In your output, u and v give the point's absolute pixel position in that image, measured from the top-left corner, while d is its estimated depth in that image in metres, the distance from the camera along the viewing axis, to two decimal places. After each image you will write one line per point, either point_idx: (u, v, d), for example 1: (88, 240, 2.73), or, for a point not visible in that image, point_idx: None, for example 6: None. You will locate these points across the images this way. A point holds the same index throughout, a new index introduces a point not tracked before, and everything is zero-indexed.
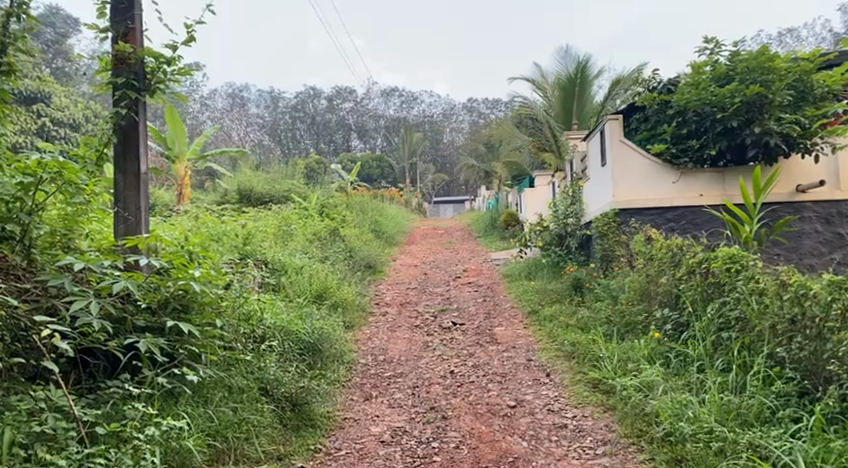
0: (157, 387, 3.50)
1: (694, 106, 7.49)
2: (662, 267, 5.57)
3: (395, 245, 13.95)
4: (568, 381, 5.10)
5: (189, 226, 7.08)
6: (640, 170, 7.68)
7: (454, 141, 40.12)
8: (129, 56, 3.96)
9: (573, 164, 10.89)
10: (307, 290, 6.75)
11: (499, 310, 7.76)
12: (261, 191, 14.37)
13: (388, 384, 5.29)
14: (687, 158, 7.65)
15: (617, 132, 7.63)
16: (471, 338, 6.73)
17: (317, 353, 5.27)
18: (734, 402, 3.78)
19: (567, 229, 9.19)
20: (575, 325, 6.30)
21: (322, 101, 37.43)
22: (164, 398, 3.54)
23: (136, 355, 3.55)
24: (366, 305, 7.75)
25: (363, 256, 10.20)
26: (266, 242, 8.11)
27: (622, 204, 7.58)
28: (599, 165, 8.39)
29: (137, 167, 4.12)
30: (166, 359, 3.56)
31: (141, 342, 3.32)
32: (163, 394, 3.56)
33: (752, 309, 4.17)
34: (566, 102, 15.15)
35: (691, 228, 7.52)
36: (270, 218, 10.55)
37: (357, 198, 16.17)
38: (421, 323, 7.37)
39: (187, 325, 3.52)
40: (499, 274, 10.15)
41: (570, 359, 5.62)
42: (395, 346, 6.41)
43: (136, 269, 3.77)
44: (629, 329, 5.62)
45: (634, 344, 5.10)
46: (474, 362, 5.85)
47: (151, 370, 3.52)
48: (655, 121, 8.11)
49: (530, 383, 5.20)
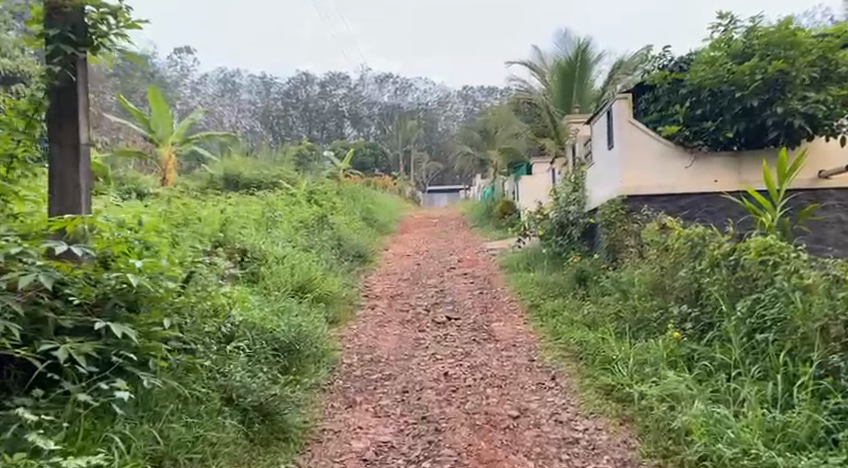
0: (83, 406, 2.86)
1: (711, 85, 6.91)
2: (679, 260, 5.05)
3: (386, 234, 13.37)
4: (578, 387, 4.54)
5: (161, 213, 6.53)
6: (652, 154, 7.07)
7: (449, 129, 39.58)
8: (64, 3, 3.36)
9: (574, 149, 10.33)
10: (287, 282, 6.22)
11: (497, 304, 7.21)
12: (248, 177, 13.84)
13: (375, 389, 4.72)
14: (702, 141, 7.09)
15: (626, 113, 7.03)
16: (467, 335, 6.17)
17: (294, 354, 4.70)
18: (779, 419, 3.23)
19: (568, 217, 8.62)
20: (581, 322, 5.77)
21: (315, 88, 35.82)
22: (95, 419, 2.90)
23: (57, 365, 2.92)
24: (353, 298, 7.20)
25: (353, 245, 9.62)
26: (247, 229, 7.50)
27: (631, 190, 6.98)
28: (604, 149, 7.80)
29: (74, 134, 3.55)
30: (95, 370, 2.98)
31: (59, 351, 2.71)
32: (94, 412, 2.92)
33: (796, 309, 3.64)
34: (566, 85, 14.45)
35: (706, 217, 6.97)
36: (254, 204, 9.93)
37: (349, 186, 15.55)
38: (413, 317, 6.81)
39: (121, 327, 2.87)
40: (496, 265, 9.60)
41: (577, 360, 5.08)
42: (384, 343, 5.86)
43: (72, 260, 3.21)
44: (642, 326, 5.09)
45: (649, 345, 4.56)
46: (470, 363, 5.28)
47: (76, 385, 2.90)
48: (666, 102, 7.51)
49: (534, 388, 4.64)
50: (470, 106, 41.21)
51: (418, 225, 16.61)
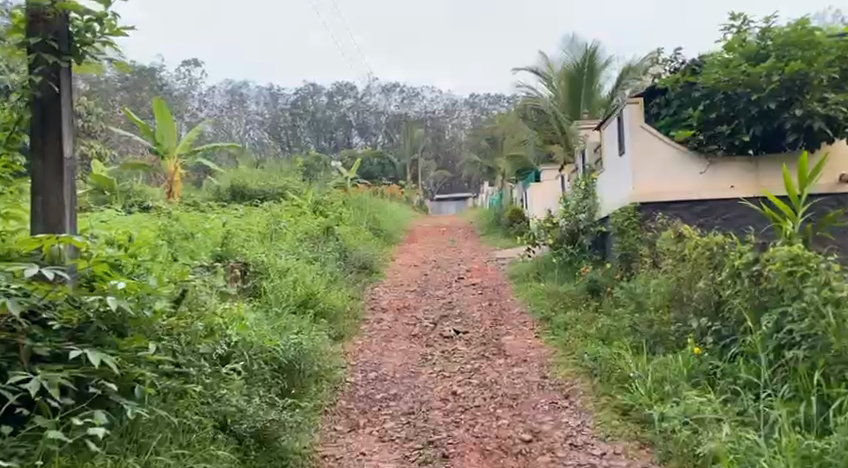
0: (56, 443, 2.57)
1: (725, 87, 6.66)
2: (697, 271, 4.82)
3: (394, 244, 13.17)
4: (593, 406, 4.33)
5: (159, 228, 6.34)
6: (664, 160, 6.83)
7: (456, 137, 39.42)
8: (45, 11, 3.18)
9: (583, 155, 10.12)
10: (289, 297, 6.02)
11: (507, 317, 6.99)
12: (254, 188, 13.68)
13: (379, 410, 4.51)
14: (716, 145, 6.85)
15: (638, 117, 6.82)
16: (476, 350, 5.94)
17: (294, 375, 4.50)
18: (816, 447, 2.94)
19: (579, 225, 8.39)
20: (595, 336, 5.57)
21: (322, 98, 35.80)
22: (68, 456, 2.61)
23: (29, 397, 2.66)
24: (359, 312, 6.98)
25: (359, 256, 9.41)
26: (249, 242, 7.31)
27: (643, 198, 6.75)
28: (615, 155, 7.58)
29: (58, 148, 3.35)
30: (72, 402, 2.71)
31: (30, 385, 2.50)
32: (68, 449, 2.63)
33: (828, 324, 3.38)
34: (575, 89, 14.43)
35: (723, 224, 6.70)
36: (258, 216, 9.75)
37: (356, 196, 15.38)
38: (420, 331, 6.57)
39: (99, 355, 2.59)
40: (505, 275, 9.37)
41: (592, 376, 4.88)
42: (389, 360, 5.65)
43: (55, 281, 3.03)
44: (660, 340, 4.88)
45: (667, 361, 4.35)
46: (480, 381, 5.07)
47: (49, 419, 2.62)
48: (678, 105, 7.26)
49: (547, 409, 4.44)
50: (477, 113, 41.07)
51: (426, 234, 16.40)
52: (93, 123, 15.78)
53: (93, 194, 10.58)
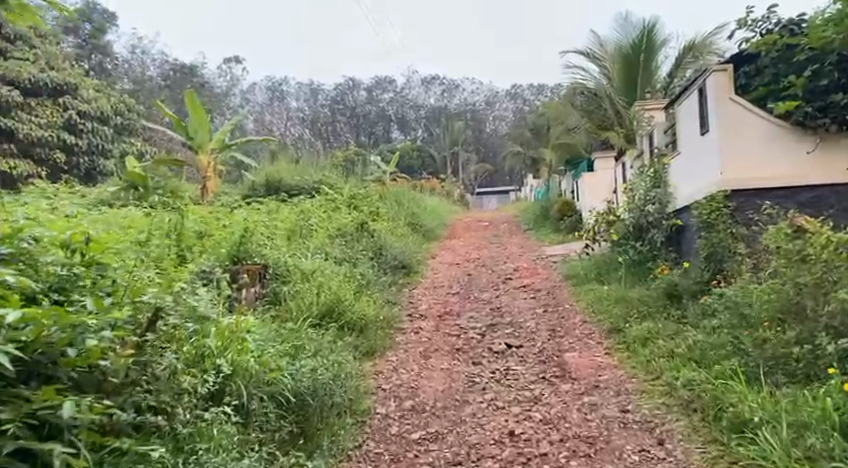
0: None
1: (841, 46, 5.47)
2: (826, 277, 3.71)
3: (435, 241, 12.20)
4: (701, 462, 3.28)
5: (164, 230, 5.39)
6: (760, 138, 5.66)
7: (498, 130, 38.18)
8: None
9: (648, 138, 8.93)
10: (311, 309, 5.06)
11: (568, 327, 5.88)
12: (289, 183, 12.86)
13: (416, 458, 3.51)
14: (827, 118, 5.57)
15: (726, 87, 5.64)
16: (533, 370, 4.87)
17: (303, 413, 3.50)
18: None
19: (647, 218, 7.24)
20: (685, 356, 4.44)
21: (362, 92, 34.74)
22: None
23: None
24: (394, 321, 5.98)
25: (396, 255, 8.39)
26: (272, 241, 6.39)
27: (735, 184, 5.59)
28: (693, 134, 6.40)
29: None
30: None
31: None
32: None
33: None
34: (630, 71, 13.15)
35: (839, 216, 5.50)
36: (285, 211, 8.81)
37: (395, 190, 14.36)
38: (464, 345, 5.52)
39: None
40: (561, 275, 8.27)
41: (690, 414, 3.80)
42: (428, 384, 4.61)
43: None
44: (779, 366, 3.75)
45: (800, 400, 3.26)
46: (543, 416, 4.00)
47: None
48: (774, 74, 6.01)
49: (637, 461, 3.37)
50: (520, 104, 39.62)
51: (468, 229, 15.34)
52: (130, 119, 15.16)
53: (122, 192, 9.91)
